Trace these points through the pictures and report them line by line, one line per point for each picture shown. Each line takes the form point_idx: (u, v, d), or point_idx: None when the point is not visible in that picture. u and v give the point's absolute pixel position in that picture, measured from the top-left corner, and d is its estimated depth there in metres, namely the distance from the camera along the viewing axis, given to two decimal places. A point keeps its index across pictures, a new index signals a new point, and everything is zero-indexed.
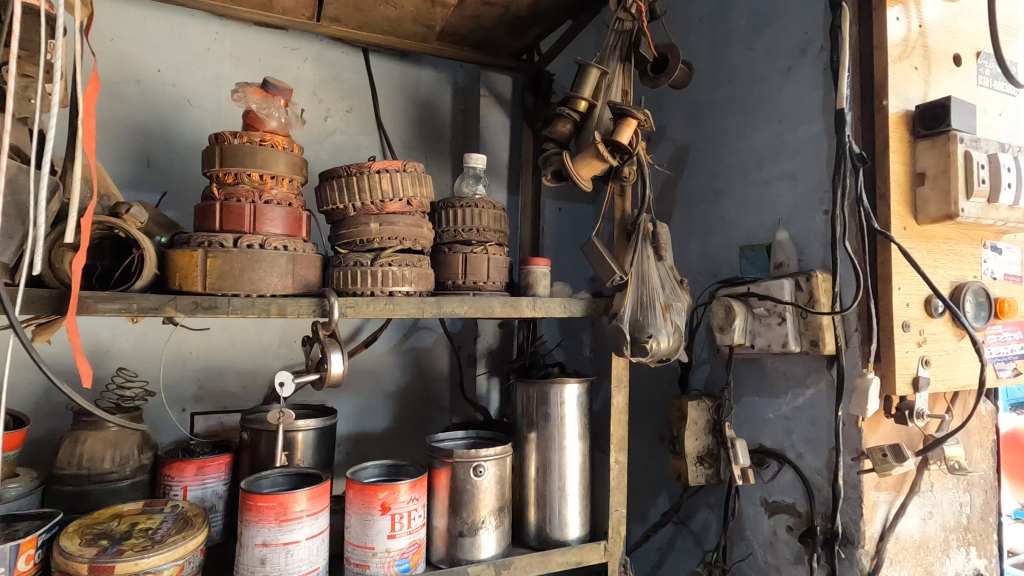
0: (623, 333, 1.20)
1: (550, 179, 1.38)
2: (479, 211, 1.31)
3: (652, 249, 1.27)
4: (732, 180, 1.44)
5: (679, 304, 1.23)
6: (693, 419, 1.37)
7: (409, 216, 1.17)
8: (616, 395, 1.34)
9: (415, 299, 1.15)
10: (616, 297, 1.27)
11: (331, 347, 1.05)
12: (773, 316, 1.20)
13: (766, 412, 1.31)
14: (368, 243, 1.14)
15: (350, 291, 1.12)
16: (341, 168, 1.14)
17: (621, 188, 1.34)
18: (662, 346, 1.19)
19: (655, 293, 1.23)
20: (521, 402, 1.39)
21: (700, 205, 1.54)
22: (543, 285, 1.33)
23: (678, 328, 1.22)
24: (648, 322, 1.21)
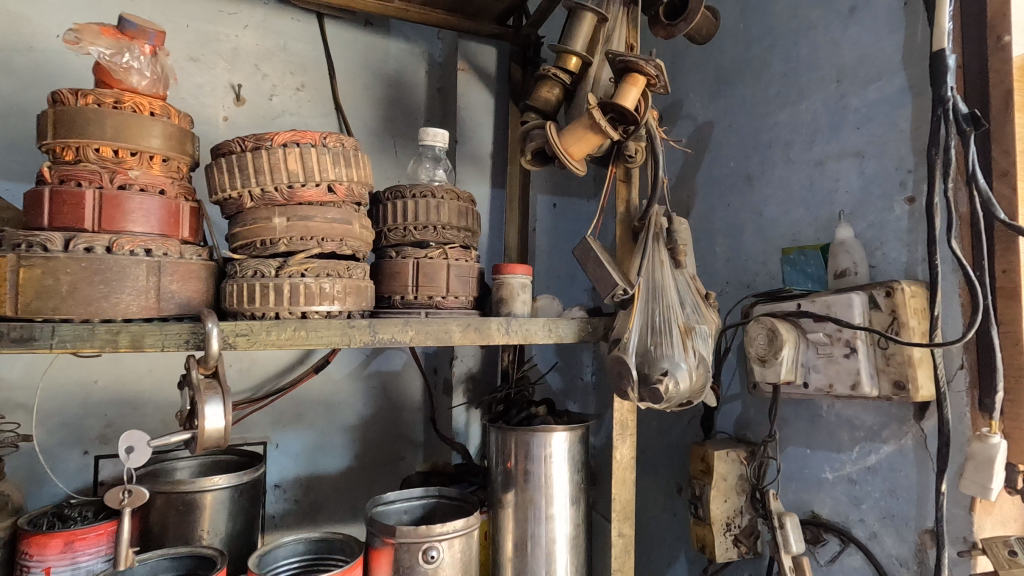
0: (628, 369, 0.87)
1: (531, 163, 1.03)
2: (437, 203, 0.99)
3: (667, 251, 0.95)
4: (770, 163, 1.11)
5: (704, 328, 0.90)
6: (721, 476, 1.06)
7: (331, 208, 0.85)
8: (620, 447, 1.00)
9: (339, 324, 0.83)
10: (619, 317, 0.94)
11: (209, 393, 0.74)
12: (836, 345, 0.87)
13: (820, 471, 0.98)
14: (272, 245, 0.83)
15: (248, 315, 0.81)
16: (233, 141, 0.82)
17: (625, 172, 1.03)
18: (682, 387, 0.86)
19: (672, 313, 0.90)
20: (495, 452, 1.06)
21: (727, 197, 1.21)
22: (522, 300, 1.01)
23: (704, 359, 0.89)
24: (662, 354, 0.87)
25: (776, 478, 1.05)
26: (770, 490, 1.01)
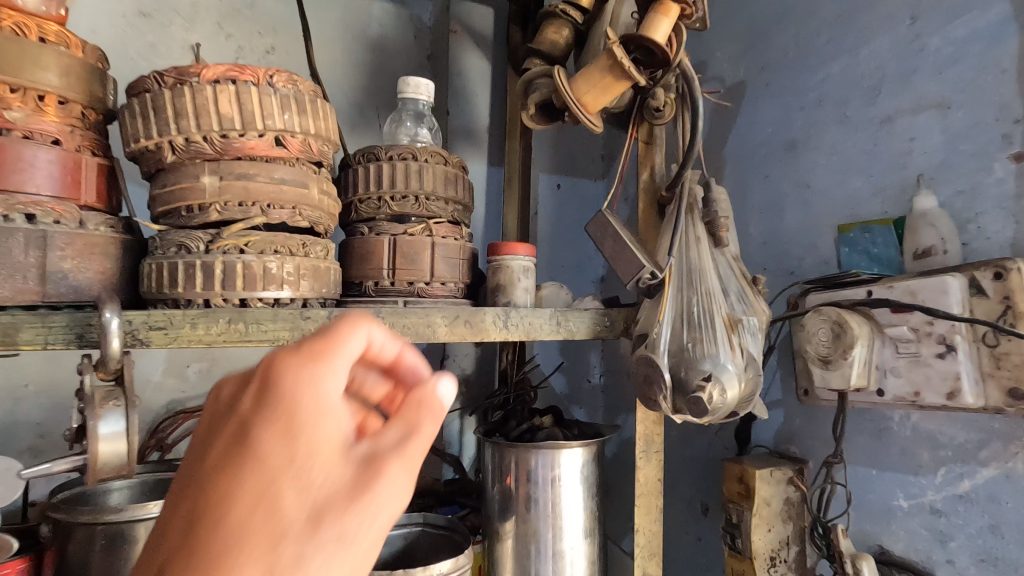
0: (659, 373, 0.69)
1: (534, 121, 0.84)
2: (419, 167, 0.81)
3: (705, 226, 0.76)
4: (819, 125, 0.93)
5: (753, 321, 0.72)
6: (764, 501, 0.89)
7: (280, 165, 0.66)
8: (643, 468, 0.82)
9: (289, 316, 0.65)
10: (646, 309, 0.76)
11: (105, 405, 0.55)
12: (924, 342, 0.68)
13: (888, 497, 0.80)
14: (201, 212, 0.64)
15: (171, 303, 0.63)
16: (150, 77, 0.63)
17: (649, 132, 0.85)
18: (730, 396, 0.67)
19: (713, 303, 0.71)
20: (491, 472, 0.88)
21: (764, 168, 1.03)
22: (525, 287, 0.82)
23: (754, 360, 0.71)
24: (703, 353, 0.69)
25: (845, 512, 0.84)
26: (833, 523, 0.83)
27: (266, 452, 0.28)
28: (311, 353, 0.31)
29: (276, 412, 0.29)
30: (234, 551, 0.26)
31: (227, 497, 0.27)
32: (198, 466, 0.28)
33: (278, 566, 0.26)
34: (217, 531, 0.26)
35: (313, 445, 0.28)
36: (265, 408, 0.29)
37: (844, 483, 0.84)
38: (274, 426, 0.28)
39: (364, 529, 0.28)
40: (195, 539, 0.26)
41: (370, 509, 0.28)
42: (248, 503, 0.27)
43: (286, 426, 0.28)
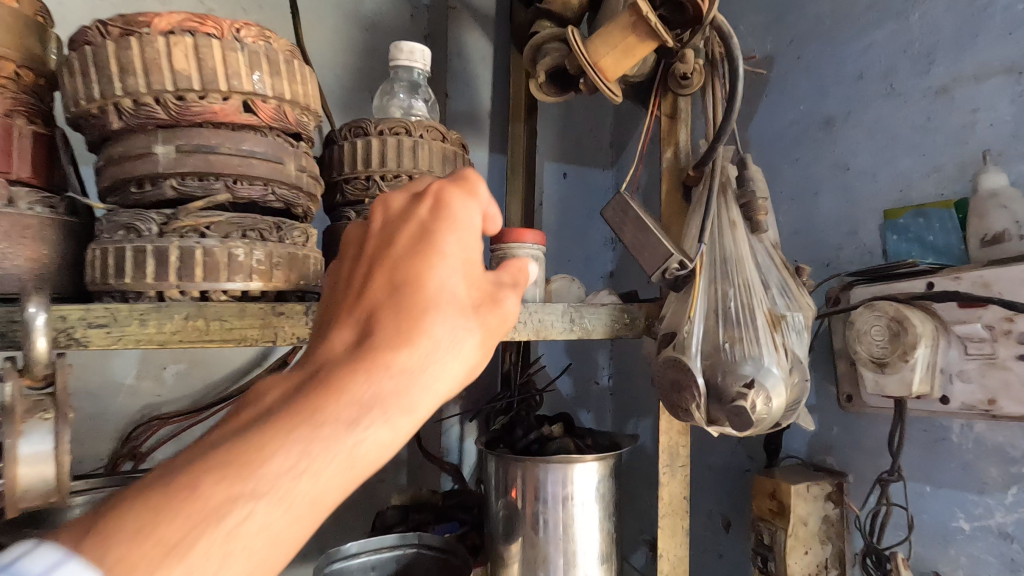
0: (693, 378, 0.59)
1: (544, 92, 0.74)
2: (413, 143, 0.71)
3: (740, 209, 0.67)
4: (860, 100, 0.83)
5: (799, 317, 0.62)
6: (800, 520, 0.80)
7: (249, 135, 0.56)
8: (667, 484, 0.73)
9: (260, 312, 0.55)
10: (675, 304, 0.67)
11: (29, 418, 0.45)
12: (1002, 342, 0.59)
13: (944, 518, 0.70)
14: (154, 188, 0.54)
15: (120, 295, 0.53)
16: (93, 27, 0.53)
17: (673, 104, 0.75)
18: (775, 406, 0.58)
19: (753, 296, 0.62)
20: (495, 488, 0.78)
21: (794, 150, 0.93)
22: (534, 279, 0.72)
23: (800, 363, 0.61)
24: (743, 355, 0.59)
25: (905, 541, 0.73)
26: (891, 551, 0.72)
27: (449, 247, 0.38)
28: (474, 190, 0.41)
29: (453, 223, 0.39)
30: (440, 302, 0.36)
31: (428, 270, 0.37)
32: (398, 249, 0.38)
33: (456, 323, 0.36)
34: (422, 289, 0.36)
35: (475, 254, 0.40)
36: (443, 218, 0.39)
37: (904, 504, 0.73)
38: (452, 230, 0.39)
39: (501, 325, 0.40)
40: (404, 293, 0.36)
41: (506, 310, 0.40)
42: (445, 274, 0.37)
43: (461, 233, 0.39)
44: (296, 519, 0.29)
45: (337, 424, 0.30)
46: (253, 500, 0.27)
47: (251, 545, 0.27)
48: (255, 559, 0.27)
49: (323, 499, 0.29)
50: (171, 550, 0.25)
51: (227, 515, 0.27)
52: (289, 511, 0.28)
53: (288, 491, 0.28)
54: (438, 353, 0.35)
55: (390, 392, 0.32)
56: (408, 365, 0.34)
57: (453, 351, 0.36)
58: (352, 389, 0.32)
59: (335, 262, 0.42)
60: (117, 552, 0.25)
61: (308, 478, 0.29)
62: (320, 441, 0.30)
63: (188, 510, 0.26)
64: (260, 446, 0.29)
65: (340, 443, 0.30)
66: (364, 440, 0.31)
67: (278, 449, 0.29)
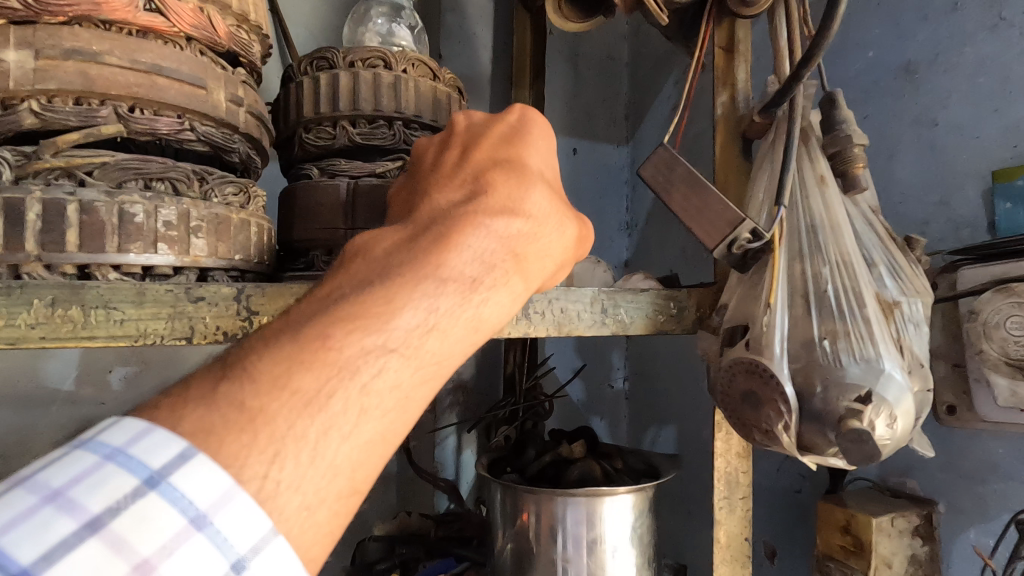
0: (782, 390, 0.43)
1: (563, 16, 0.58)
2: (393, 79, 0.54)
3: (829, 161, 0.50)
4: (956, 37, 0.67)
5: (913, 303, 0.46)
6: (884, 561, 0.63)
7: (154, 43, 0.39)
8: (723, 522, 0.56)
9: (169, 297, 0.38)
10: (743, 288, 0.50)
11: None
12: None
13: None
14: (4, 114, 0.36)
15: None
16: None
17: (727, 35, 0.59)
18: (899, 426, 0.41)
19: (856, 276, 0.45)
20: (500, 526, 0.61)
21: (862, 105, 0.76)
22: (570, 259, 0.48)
23: (921, 366, 0.45)
24: (850, 355, 0.43)
25: None
26: None
27: (541, 147, 0.38)
28: None
29: (543, 127, 0.39)
30: (541, 189, 0.35)
31: (526, 161, 0.36)
32: (491, 140, 0.37)
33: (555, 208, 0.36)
34: (526, 176, 0.35)
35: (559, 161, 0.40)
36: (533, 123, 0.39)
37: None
38: (543, 133, 0.39)
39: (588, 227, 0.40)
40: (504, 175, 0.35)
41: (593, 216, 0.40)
42: (540, 170, 0.37)
43: (549, 137, 0.39)
44: (423, 379, 0.26)
45: (461, 285, 0.29)
46: (386, 357, 0.25)
47: (384, 403, 0.25)
48: (386, 417, 0.25)
49: (445, 363, 0.28)
50: (308, 404, 0.23)
51: (360, 369, 0.24)
52: (418, 370, 0.26)
53: (417, 349, 0.26)
54: (543, 236, 0.34)
55: (507, 265, 0.32)
56: (516, 239, 0.33)
57: (552, 237, 0.35)
58: (467, 255, 0.30)
59: (409, 166, 0.40)
60: (248, 406, 0.22)
61: (435, 338, 0.27)
62: (442, 303, 0.28)
63: (324, 361, 0.24)
64: (388, 301, 0.27)
65: (463, 306, 0.29)
66: (484, 306, 0.30)
67: (408, 303, 0.27)
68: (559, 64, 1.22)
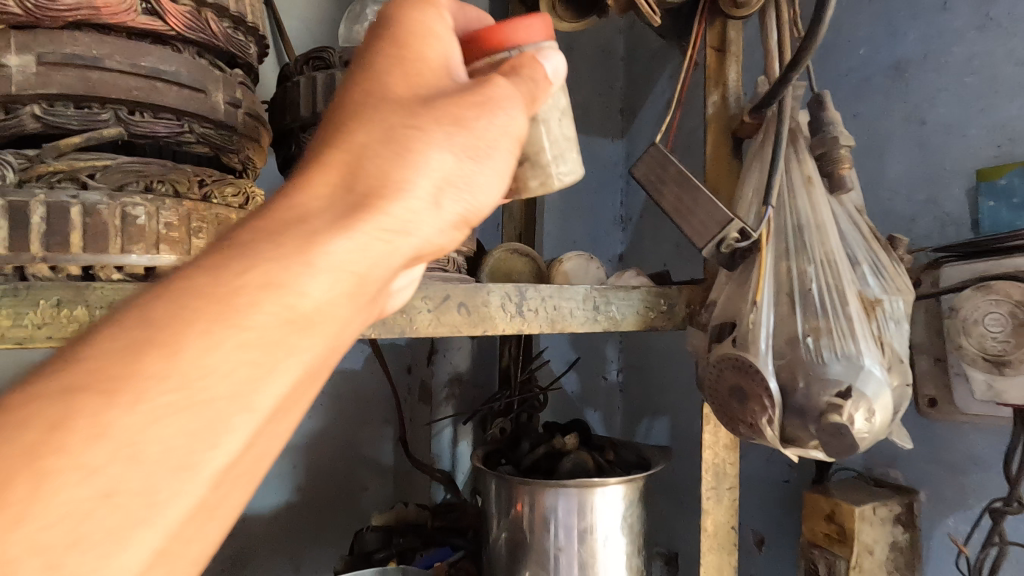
0: (765, 384, 0.44)
1: (559, 16, 0.59)
2: None
3: (816, 161, 0.51)
4: (945, 36, 0.68)
5: (894, 302, 0.48)
6: (866, 549, 0.66)
7: (153, 47, 0.40)
8: (711, 511, 0.58)
9: None
10: (732, 286, 0.51)
11: None
12: None
13: None
14: (8, 118, 0.37)
15: None
16: None
17: (720, 35, 0.60)
18: (877, 420, 0.43)
19: (839, 274, 0.47)
20: (494, 515, 0.63)
21: (854, 102, 0.77)
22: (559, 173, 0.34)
23: (900, 361, 0.47)
24: (830, 351, 0.44)
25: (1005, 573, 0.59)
26: None
27: (382, 64, 0.28)
28: None
29: (392, 33, 0.29)
30: (375, 102, 0.27)
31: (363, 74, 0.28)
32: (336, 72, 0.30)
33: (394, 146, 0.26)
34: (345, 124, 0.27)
35: (445, 44, 0.29)
36: (386, 19, 0.30)
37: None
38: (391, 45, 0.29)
39: (491, 113, 0.28)
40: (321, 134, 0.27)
41: (477, 120, 0.28)
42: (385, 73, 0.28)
43: (396, 42, 0.29)
44: (157, 417, 0.19)
45: (217, 285, 0.21)
46: (106, 370, 0.19)
47: (87, 461, 0.18)
48: (93, 481, 0.18)
49: (207, 385, 0.20)
50: None
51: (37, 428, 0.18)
52: (139, 409, 0.19)
53: (137, 381, 0.19)
54: (384, 164, 0.25)
55: (318, 223, 0.24)
56: (322, 210, 0.24)
57: (395, 189, 0.25)
58: (237, 246, 0.23)
59: None
60: None
61: (168, 361, 0.20)
62: (178, 316, 0.21)
63: None
64: (99, 337, 0.20)
65: (216, 312, 0.21)
66: (255, 303, 0.22)
67: (126, 328, 0.20)
68: None
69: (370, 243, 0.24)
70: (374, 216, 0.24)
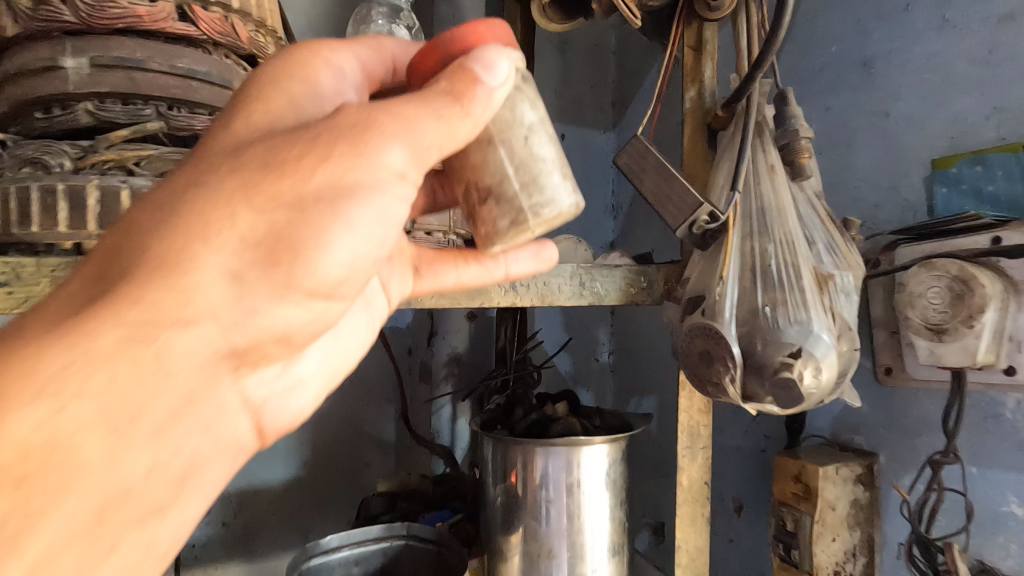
0: (728, 348, 0.50)
1: (548, 18, 0.64)
2: None
3: (779, 151, 0.57)
4: (906, 35, 0.73)
5: (846, 277, 0.54)
6: (829, 505, 0.72)
7: (187, 50, 0.45)
8: (686, 468, 0.64)
9: None
10: (703, 263, 0.57)
11: None
12: None
13: (994, 502, 0.64)
14: (65, 113, 0.43)
15: (19, 244, 0.43)
16: None
17: (697, 36, 0.65)
18: (825, 378, 0.49)
19: (796, 253, 0.52)
20: (491, 475, 0.69)
21: (825, 96, 0.83)
22: (534, 206, 0.33)
23: (849, 329, 0.53)
24: (787, 320, 0.50)
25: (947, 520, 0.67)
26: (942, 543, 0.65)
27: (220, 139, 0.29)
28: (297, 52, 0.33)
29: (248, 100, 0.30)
30: (181, 174, 0.27)
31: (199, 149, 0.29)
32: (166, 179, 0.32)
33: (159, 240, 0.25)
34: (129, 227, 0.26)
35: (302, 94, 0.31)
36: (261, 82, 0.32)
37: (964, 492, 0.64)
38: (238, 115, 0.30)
39: (323, 154, 0.27)
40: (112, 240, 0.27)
41: (265, 185, 0.26)
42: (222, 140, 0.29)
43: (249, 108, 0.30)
44: None
45: None
46: None
47: None
48: None
49: None
50: None
51: None
52: None
53: None
54: (152, 246, 0.25)
55: (51, 338, 0.23)
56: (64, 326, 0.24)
57: (145, 292, 0.25)
58: None
59: None
60: None
61: None
62: None
63: None
64: None
65: None
66: None
67: None
68: (549, 53, 1.27)
69: (107, 354, 0.24)
70: (122, 311, 0.24)
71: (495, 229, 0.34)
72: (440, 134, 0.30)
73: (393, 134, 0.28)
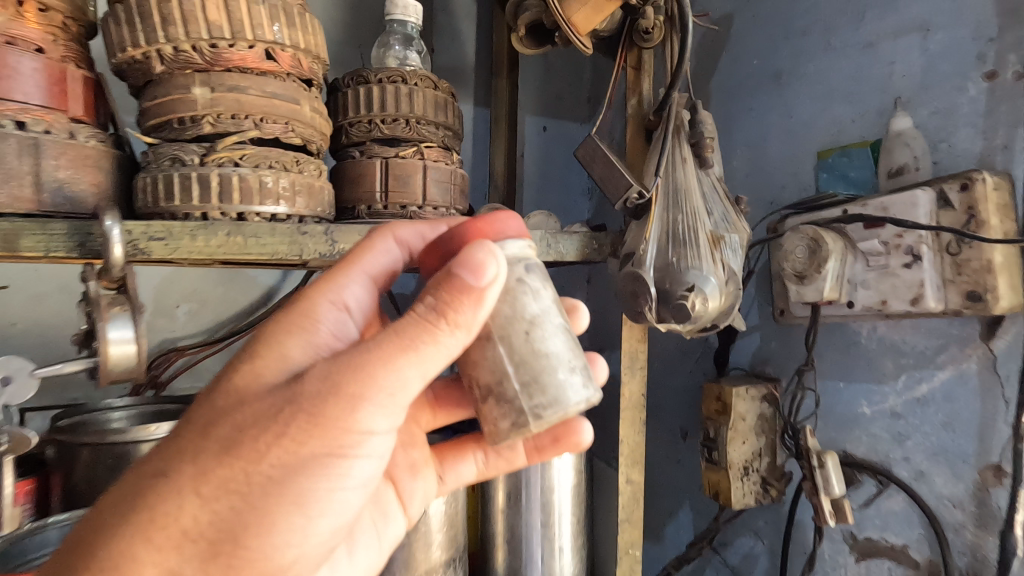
0: (645, 285, 0.72)
1: (524, 45, 0.85)
2: (409, 90, 0.80)
3: (690, 147, 0.78)
4: (804, 53, 0.94)
5: (735, 238, 0.76)
6: (740, 416, 0.95)
7: (271, 79, 0.66)
8: (628, 383, 0.87)
9: (285, 229, 0.65)
10: (632, 230, 0.79)
11: (111, 309, 0.57)
12: (893, 255, 0.76)
13: (853, 406, 0.86)
14: (194, 125, 0.64)
15: (165, 213, 0.63)
16: None
17: (637, 58, 0.86)
18: (711, 306, 0.72)
19: (697, 221, 0.74)
20: None
21: (748, 99, 1.03)
22: (537, 406, 0.46)
23: (734, 275, 0.75)
24: (688, 266, 0.72)
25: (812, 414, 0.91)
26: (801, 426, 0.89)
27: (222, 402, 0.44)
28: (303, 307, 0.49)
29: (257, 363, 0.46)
30: (183, 451, 0.43)
31: (197, 413, 0.44)
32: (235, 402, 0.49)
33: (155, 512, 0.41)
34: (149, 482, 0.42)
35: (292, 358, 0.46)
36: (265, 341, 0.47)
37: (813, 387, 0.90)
38: (245, 376, 0.45)
39: (277, 437, 0.41)
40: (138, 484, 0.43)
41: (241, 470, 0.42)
42: (208, 411, 0.44)
43: (256, 369, 0.45)
44: None
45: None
46: None
47: None
48: None
49: None
50: None
51: None
52: None
53: None
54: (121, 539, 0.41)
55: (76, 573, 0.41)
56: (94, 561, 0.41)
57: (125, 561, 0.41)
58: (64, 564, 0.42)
59: None
60: None
61: None
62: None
63: None
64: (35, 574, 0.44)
65: None
66: None
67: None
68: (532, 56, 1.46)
69: None
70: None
71: (497, 426, 0.47)
72: (413, 367, 0.43)
73: (350, 403, 0.42)
